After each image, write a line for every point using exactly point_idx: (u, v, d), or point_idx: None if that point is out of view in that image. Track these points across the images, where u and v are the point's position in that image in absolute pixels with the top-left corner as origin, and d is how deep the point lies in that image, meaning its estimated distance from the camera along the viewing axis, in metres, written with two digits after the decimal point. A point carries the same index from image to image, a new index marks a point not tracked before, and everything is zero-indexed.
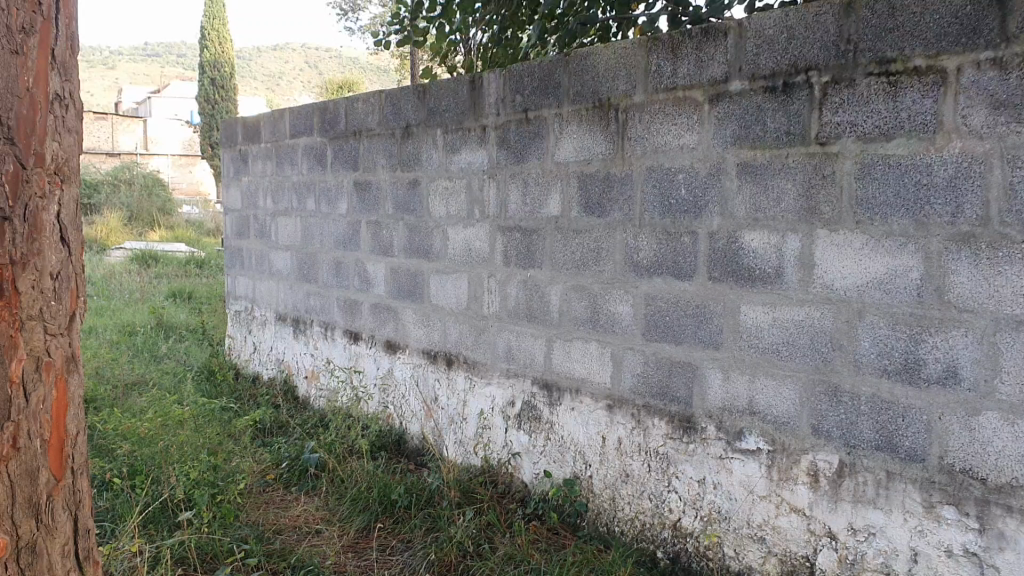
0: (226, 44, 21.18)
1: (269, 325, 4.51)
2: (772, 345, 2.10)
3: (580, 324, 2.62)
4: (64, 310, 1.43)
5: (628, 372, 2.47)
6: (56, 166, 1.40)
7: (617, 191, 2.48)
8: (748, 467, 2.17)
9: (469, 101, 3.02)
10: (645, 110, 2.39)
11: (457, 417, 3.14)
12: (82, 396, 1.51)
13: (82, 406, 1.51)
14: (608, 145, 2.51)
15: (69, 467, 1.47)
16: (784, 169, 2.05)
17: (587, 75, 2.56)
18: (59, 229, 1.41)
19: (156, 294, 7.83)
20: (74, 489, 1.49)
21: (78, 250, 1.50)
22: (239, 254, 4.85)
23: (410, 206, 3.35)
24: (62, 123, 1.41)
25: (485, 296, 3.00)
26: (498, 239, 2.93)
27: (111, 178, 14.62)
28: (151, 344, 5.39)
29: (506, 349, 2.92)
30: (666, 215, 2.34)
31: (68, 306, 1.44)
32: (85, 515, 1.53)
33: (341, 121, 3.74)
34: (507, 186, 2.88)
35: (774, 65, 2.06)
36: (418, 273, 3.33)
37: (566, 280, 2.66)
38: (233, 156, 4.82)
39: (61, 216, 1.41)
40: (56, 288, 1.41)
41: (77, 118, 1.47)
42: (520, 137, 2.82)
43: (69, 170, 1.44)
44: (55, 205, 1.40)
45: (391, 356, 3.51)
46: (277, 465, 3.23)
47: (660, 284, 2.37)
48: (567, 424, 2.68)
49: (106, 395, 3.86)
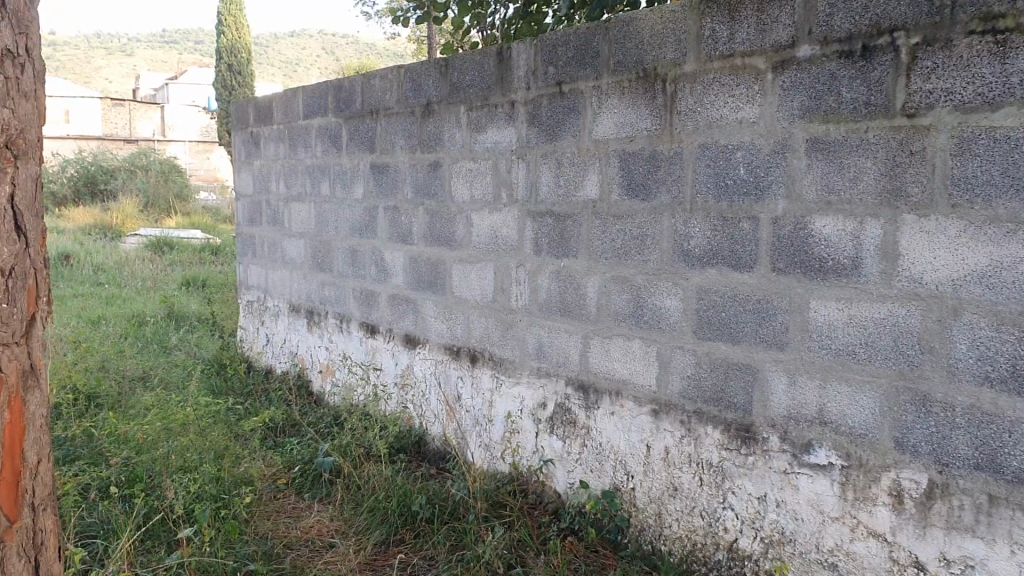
0: (244, 29, 20.97)
1: (281, 316, 4.28)
2: (848, 346, 1.84)
3: (621, 320, 2.37)
4: (20, 313, 1.23)
5: (677, 374, 2.21)
6: (8, 140, 1.20)
7: (664, 171, 2.22)
8: (817, 483, 1.91)
9: (497, 74, 2.76)
10: (698, 80, 2.13)
11: (483, 418, 2.90)
12: (45, 416, 1.31)
13: (47, 429, 1.32)
14: (654, 121, 2.25)
15: (27, 504, 1.28)
16: (863, 146, 1.79)
17: (629, 43, 2.30)
18: (13, 215, 1.22)
19: (169, 283, 7.61)
20: (34, 530, 1.30)
21: (40, 239, 1.30)
22: (251, 242, 4.61)
23: (431, 190, 3.10)
24: (16, 86, 1.21)
25: (513, 288, 2.75)
26: (528, 226, 2.67)
27: (128, 165, 14.44)
28: (161, 335, 5.17)
29: (536, 346, 2.67)
30: (722, 197, 2.08)
31: (26, 308, 1.25)
32: (47, 559, 1.34)
33: (357, 99, 3.49)
34: (539, 167, 2.62)
35: (851, 26, 1.79)
36: (440, 263, 3.08)
37: (605, 271, 2.41)
38: (244, 139, 4.59)
39: (16, 199, 1.22)
40: (11, 287, 1.21)
41: (34, 80, 1.27)
42: (553, 114, 2.56)
43: (24, 144, 1.23)
44: (7, 186, 1.20)
45: (411, 351, 3.26)
46: (289, 469, 3.00)
47: (714, 275, 2.11)
48: (606, 431, 2.43)
49: (109, 390, 3.65)
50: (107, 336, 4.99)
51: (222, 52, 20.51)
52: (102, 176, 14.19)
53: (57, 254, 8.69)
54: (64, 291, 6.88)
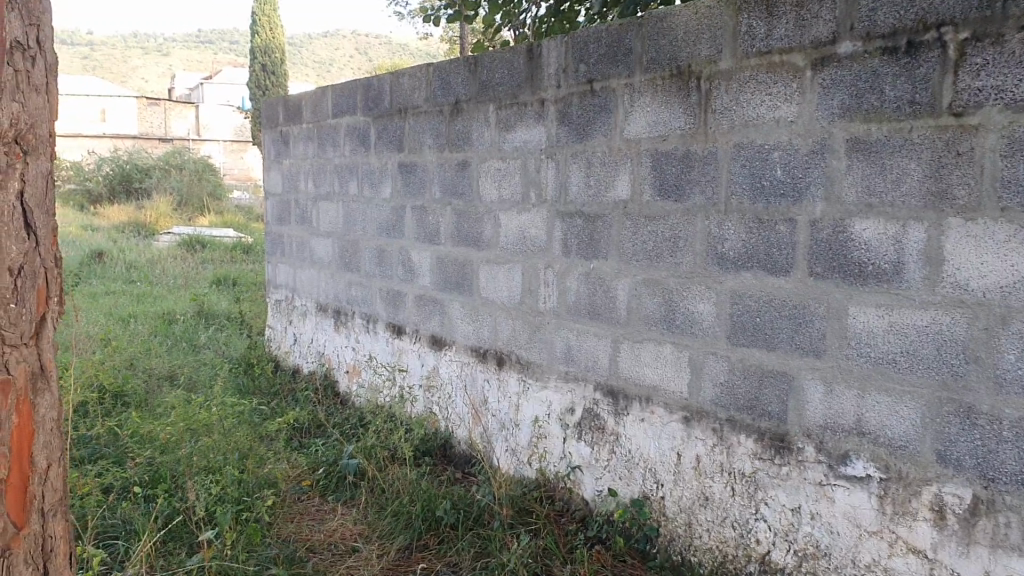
0: (278, 29, 21.06)
1: (309, 316, 4.25)
2: (888, 354, 1.77)
3: (652, 324, 2.31)
4: (29, 312, 1.20)
5: (709, 381, 2.15)
6: (18, 135, 1.17)
7: (698, 171, 2.16)
8: (854, 496, 1.84)
9: (527, 72, 2.71)
10: (734, 78, 2.06)
11: (510, 422, 2.84)
12: (55, 420, 1.28)
13: (56, 434, 1.29)
14: (688, 120, 2.19)
15: (36, 513, 1.24)
16: (906, 146, 1.72)
17: (663, 39, 2.24)
18: (22, 211, 1.18)
19: (199, 281, 7.61)
20: (43, 540, 1.27)
21: (50, 238, 1.26)
22: (279, 241, 4.58)
23: (459, 190, 3.05)
24: (27, 81, 1.19)
25: (541, 290, 2.69)
26: (557, 226, 2.62)
27: (161, 164, 14.51)
28: (189, 333, 5.16)
29: (564, 349, 2.61)
30: (757, 199, 2.02)
31: (34, 308, 1.21)
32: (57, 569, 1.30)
33: (386, 98, 3.45)
34: (569, 166, 2.56)
35: (895, 22, 1.71)
36: (467, 264, 3.03)
37: (635, 273, 2.35)
38: (273, 137, 4.56)
39: (25, 196, 1.18)
40: (18, 286, 1.18)
41: (46, 74, 1.24)
42: (584, 113, 2.50)
43: (34, 140, 1.21)
44: (17, 182, 1.17)
45: (437, 352, 3.21)
46: (313, 471, 2.96)
47: (749, 279, 2.05)
48: (635, 438, 2.37)
49: (135, 389, 3.63)
50: (135, 333, 4.98)
51: (256, 52, 20.60)
52: (137, 174, 14.28)
53: (89, 250, 8.73)
54: (95, 288, 6.90)
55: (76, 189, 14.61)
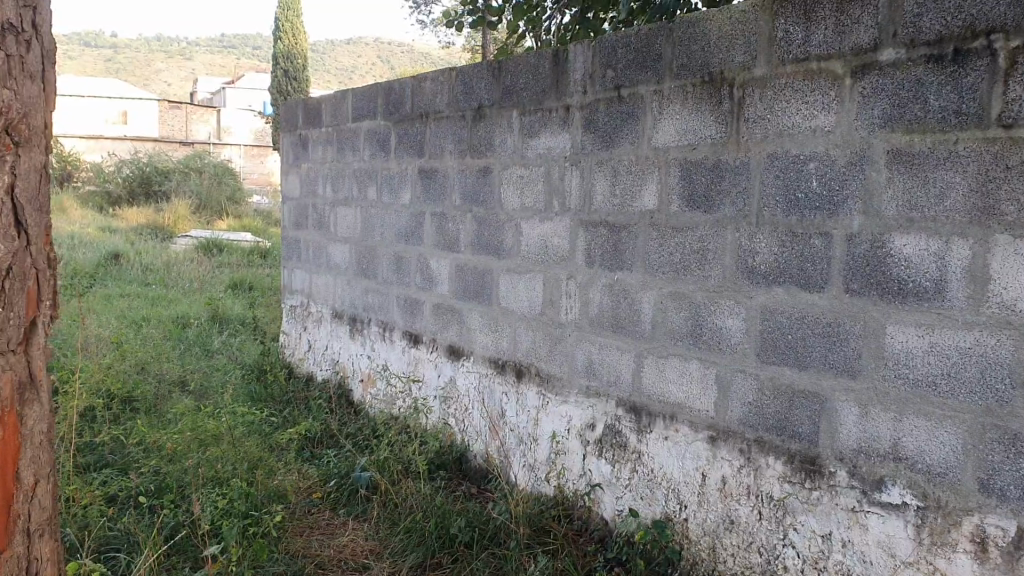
0: (301, 35, 21.09)
1: (324, 323, 4.18)
2: (928, 376, 1.68)
3: (678, 339, 2.23)
4: (18, 332, 1.40)
5: (737, 399, 2.07)
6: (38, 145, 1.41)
7: (729, 181, 2.08)
8: (889, 524, 1.76)
9: (552, 77, 2.64)
10: (769, 85, 1.99)
11: (527, 437, 2.77)
12: (41, 424, 1.49)
13: (42, 434, 1.50)
14: (719, 128, 2.11)
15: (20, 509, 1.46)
16: (952, 158, 1.64)
17: (695, 45, 2.16)
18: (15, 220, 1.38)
19: (215, 285, 7.57)
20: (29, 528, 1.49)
21: (41, 239, 1.47)
22: (295, 246, 4.52)
23: (480, 197, 2.98)
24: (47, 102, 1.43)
25: (562, 301, 2.62)
26: (581, 236, 2.54)
27: (182, 167, 14.53)
28: (203, 338, 5.10)
29: (586, 363, 2.54)
30: (791, 211, 1.94)
31: (26, 322, 1.42)
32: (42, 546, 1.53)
33: (407, 102, 3.39)
34: (594, 174, 2.49)
35: (941, 28, 1.63)
36: (487, 272, 2.96)
37: (661, 286, 2.27)
38: (292, 141, 4.51)
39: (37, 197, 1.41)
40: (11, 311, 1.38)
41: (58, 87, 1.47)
42: (610, 120, 2.43)
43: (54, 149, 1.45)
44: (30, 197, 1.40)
45: (454, 363, 3.14)
46: (324, 483, 2.89)
47: (781, 295, 1.97)
48: (658, 456, 2.29)
49: (145, 395, 3.57)
50: (148, 337, 4.93)
51: (278, 58, 20.63)
52: (157, 177, 14.30)
53: (107, 252, 8.72)
54: (110, 290, 6.87)
55: (96, 191, 14.64)
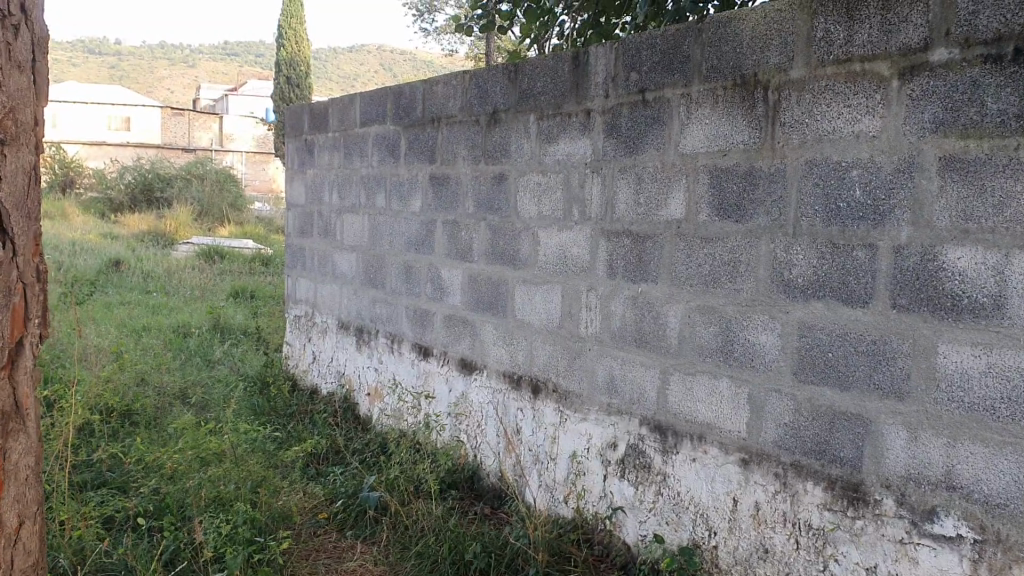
0: (304, 41, 21.01)
1: (330, 333, 4.07)
2: (985, 399, 1.57)
3: (707, 356, 2.11)
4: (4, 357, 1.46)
5: (772, 420, 1.96)
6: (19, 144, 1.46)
7: (763, 190, 1.97)
8: (941, 558, 1.64)
9: (571, 80, 2.53)
10: (808, 88, 1.87)
11: (544, 455, 2.65)
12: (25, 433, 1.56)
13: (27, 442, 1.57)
14: (753, 133, 2.00)
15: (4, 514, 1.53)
16: (1012, 165, 1.52)
17: (726, 45, 2.05)
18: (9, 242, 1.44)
19: (217, 293, 7.46)
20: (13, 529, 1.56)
21: (32, 253, 1.52)
22: (300, 255, 4.41)
23: (494, 206, 2.87)
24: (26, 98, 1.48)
25: (582, 315, 2.51)
26: (602, 247, 2.43)
27: (184, 173, 14.43)
28: (205, 348, 4.99)
29: (606, 379, 2.42)
30: (832, 222, 1.82)
31: (11, 346, 1.48)
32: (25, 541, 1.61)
33: (417, 107, 3.28)
34: (616, 182, 2.38)
35: (999, 26, 1.52)
36: (501, 283, 2.84)
37: (689, 299, 2.15)
38: (297, 147, 4.40)
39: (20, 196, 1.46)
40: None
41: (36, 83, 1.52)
42: (634, 125, 2.32)
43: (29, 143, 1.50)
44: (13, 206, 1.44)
45: (466, 377, 3.03)
46: (331, 503, 2.78)
47: (821, 310, 1.85)
48: (685, 479, 2.17)
49: (146, 408, 3.46)
50: (150, 347, 4.82)
51: (280, 65, 20.56)
52: (159, 183, 14.20)
53: (108, 260, 8.61)
54: (111, 297, 6.76)
55: (98, 198, 14.54)
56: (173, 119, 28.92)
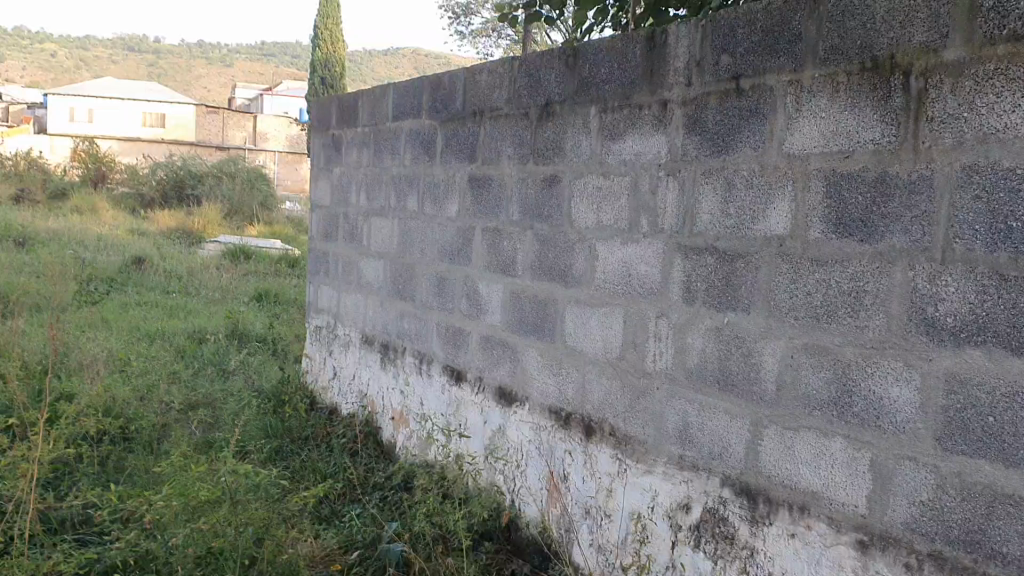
0: (339, 43, 20.72)
1: (352, 348, 3.67)
2: None
3: (816, 409, 1.70)
4: None
5: (903, 498, 1.54)
6: None
7: (899, 204, 1.55)
8: None
9: (644, 65, 2.11)
10: (967, 72, 1.45)
11: (599, 509, 2.24)
12: None
13: None
14: (886, 130, 1.58)
15: None
16: None
17: (852, 20, 1.63)
18: None
19: (239, 296, 7.08)
20: None
21: None
22: (323, 260, 4.02)
23: (544, 212, 2.46)
24: None
25: (649, 346, 2.09)
26: (677, 265, 2.01)
27: (215, 170, 14.12)
28: (220, 356, 4.60)
29: (679, 426, 2.01)
30: (999, 246, 1.40)
31: None
32: None
33: (458, 98, 2.88)
34: (698, 187, 1.96)
35: None
36: (549, 302, 2.43)
37: (793, 336, 1.74)
38: (324, 142, 4.01)
39: None
40: None
41: None
42: (723, 119, 1.91)
43: None
44: None
45: (504, 409, 2.62)
46: (344, 553, 2.39)
47: (979, 360, 1.43)
48: (780, 558, 1.76)
49: (143, 433, 3.10)
50: (159, 354, 4.44)
51: (315, 65, 20.28)
52: (189, 180, 13.92)
53: (129, 257, 8.27)
54: (130, 298, 6.41)
55: (128, 193, 14.28)
56: (208, 116, 28.75)
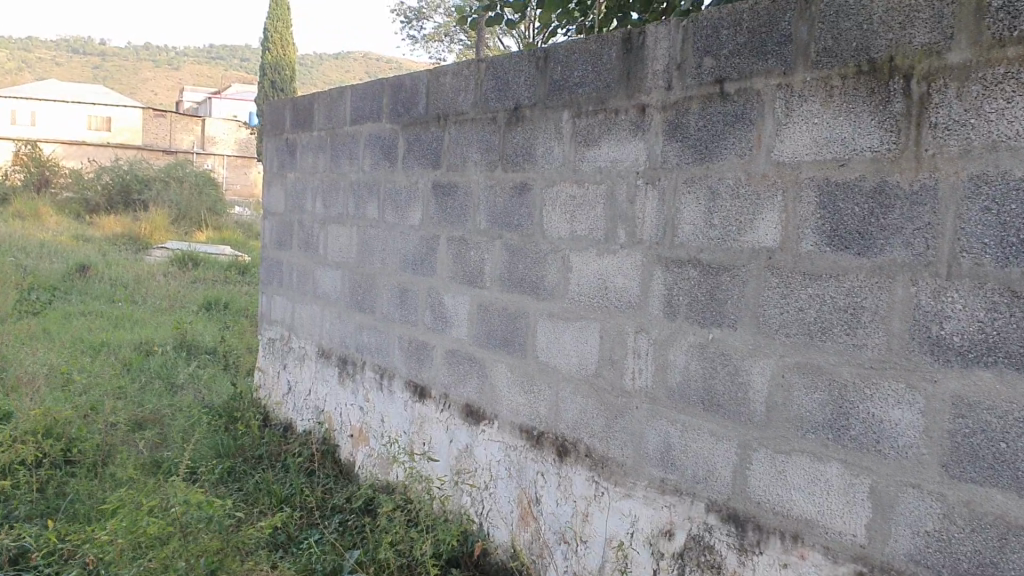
0: (289, 46, 20.47)
1: (308, 361, 3.54)
2: None
3: (809, 432, 1.61)
4: None
5: (907, 528, 1.45)
6: None
7: (900, 215, 1.46)
8: None
9: (620, 67, 2.01)
10: (973, 76, 1.36)
11: (574, 534, 2.13)
12: None
13: None
14: (884, 136, 1.49)
15: None
16: None
17: (847, 20, 1.54)
18: None
19: (187, 305, 6.88)
20: None
21: None
22: (276, 269, 3.87)
23: (514, 221, 2.35)
24: None
25: (627, 364, 1.99)
26: (657, 278, 1.91)
27: (162, 174, 13.83)
28: (169, 369, 4.43)
29: (661, 448, 1.90)
30: (1011, 260, 1.31)
31: None
32: None
33: (420, 101, 2.76)
34: (679, 196, 1.86)
35: None
36: (519, 316, 2.32)
37: (784, 356, 1.65)
38: (277, 146, 3.86)
39: None
40: None
41: None
42: (707, 125, 1.81)
43: None
44: None
45: (471, 427, 2.51)
46: None
47: (990, 382, 1.34)
48: None
49: (87, 458, 2.95)
50: (104, 368, 4.26)
51: (264, 69, 20.00)
52: (136, 185, 13.61)
53: (74, 264, 8.03)
54: (73, 308, 6.19)
55: (71, 198, 13.93)
56: (155, 120, 28.27)
